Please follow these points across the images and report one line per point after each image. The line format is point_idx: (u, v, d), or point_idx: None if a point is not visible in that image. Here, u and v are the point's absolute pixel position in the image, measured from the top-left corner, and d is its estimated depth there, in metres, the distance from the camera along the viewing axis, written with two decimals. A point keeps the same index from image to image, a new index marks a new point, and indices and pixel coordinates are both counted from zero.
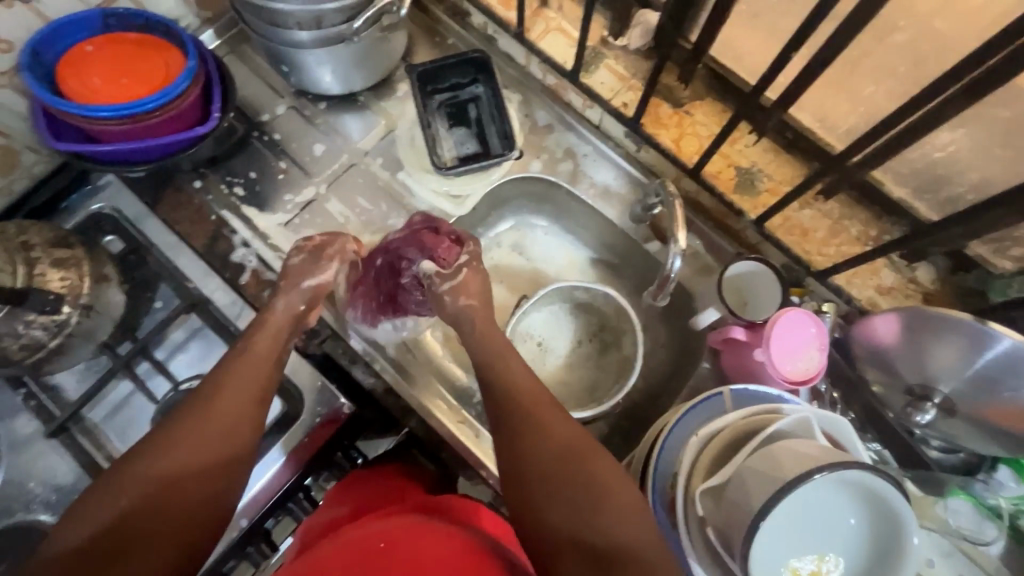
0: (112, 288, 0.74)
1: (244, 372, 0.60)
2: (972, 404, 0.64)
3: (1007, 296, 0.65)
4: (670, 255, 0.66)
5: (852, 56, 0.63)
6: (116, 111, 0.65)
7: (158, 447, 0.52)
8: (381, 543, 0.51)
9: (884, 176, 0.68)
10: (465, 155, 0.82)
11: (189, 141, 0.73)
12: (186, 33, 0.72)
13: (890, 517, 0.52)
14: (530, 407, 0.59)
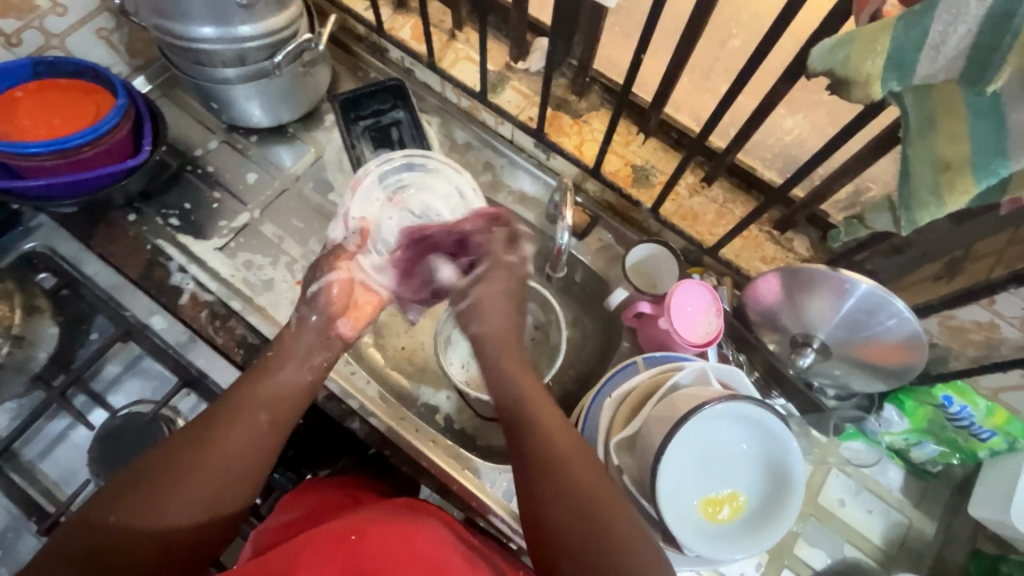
0: (46, 320, 0.78)
1: (253, 406, 0.62)
2: (846, 345, 0.72)
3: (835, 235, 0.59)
4: (560, 230, 0.74)
5: (705, 63, 0.79)
6: (45, 147, 0.70)
7: (155, 478, 0.55)
8: (352, 535, 0.56)
9: (753, 161, 0.79)
10: None
11: (121, 174, 0.78)
12: (115, 76, 0.78)
13: (776, 441, 0.59)
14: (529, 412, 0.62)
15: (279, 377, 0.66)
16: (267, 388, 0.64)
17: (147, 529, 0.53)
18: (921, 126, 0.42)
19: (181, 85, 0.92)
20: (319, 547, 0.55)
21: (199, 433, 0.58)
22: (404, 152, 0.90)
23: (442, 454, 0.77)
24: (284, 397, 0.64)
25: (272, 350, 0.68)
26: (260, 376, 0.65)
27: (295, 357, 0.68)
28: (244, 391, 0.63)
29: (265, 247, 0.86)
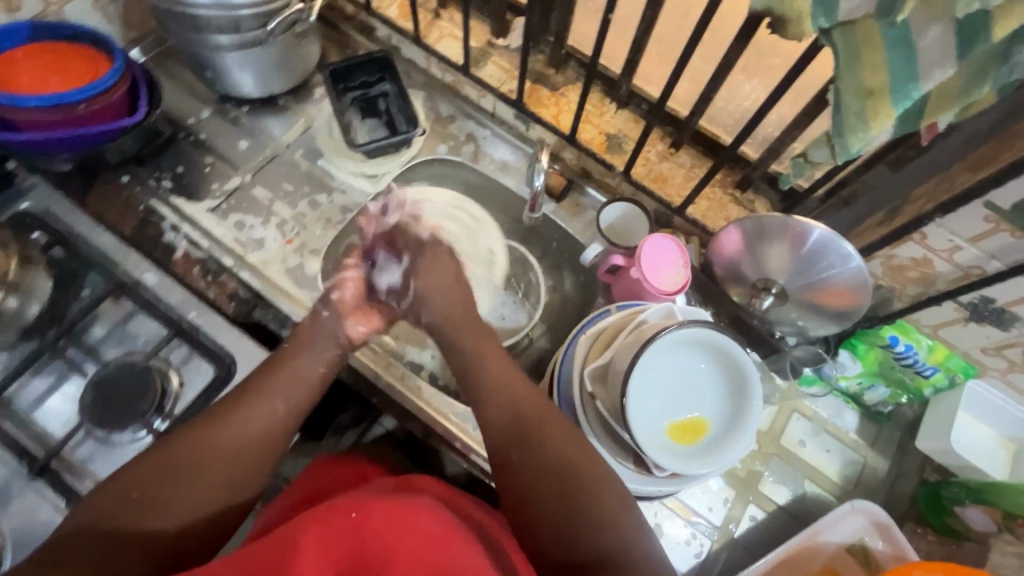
0: (40, 272, 0.79)
1: (269, 397, 0.65)
2: (799, 287, 0.78)
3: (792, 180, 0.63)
4: (536, 173, 0.81)
5: (671, 34, 0.82)
6: (44, 101, 0.72)
7: (171, 451, 0.58)
8: (352, 514, 0.52)
9: (716, 129, 0.86)
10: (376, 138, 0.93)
11: (117, 134, 0.80)
12: (111, 39, 0.81)
13: (737, 368, 0.64)
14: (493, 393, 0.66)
15: (296, 364, 0.68)
16: (280, 379, 0.66)
17: (159, 514, 0.55)
18: (851, 58, 0.48)
19: (174, 58, 0.96)
20: (320, 523, 0.51)
21: (212, 419, 0.61)
22: (392, 121, 0.95)
23: (428, 400, 0.80)
24: (300, 384, 0.67)
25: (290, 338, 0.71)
26: (277, 364, 0.68)
27: (309, 352, 0.70)
28: (264, 373, 0.67)
29: (255, 209, 0.90)
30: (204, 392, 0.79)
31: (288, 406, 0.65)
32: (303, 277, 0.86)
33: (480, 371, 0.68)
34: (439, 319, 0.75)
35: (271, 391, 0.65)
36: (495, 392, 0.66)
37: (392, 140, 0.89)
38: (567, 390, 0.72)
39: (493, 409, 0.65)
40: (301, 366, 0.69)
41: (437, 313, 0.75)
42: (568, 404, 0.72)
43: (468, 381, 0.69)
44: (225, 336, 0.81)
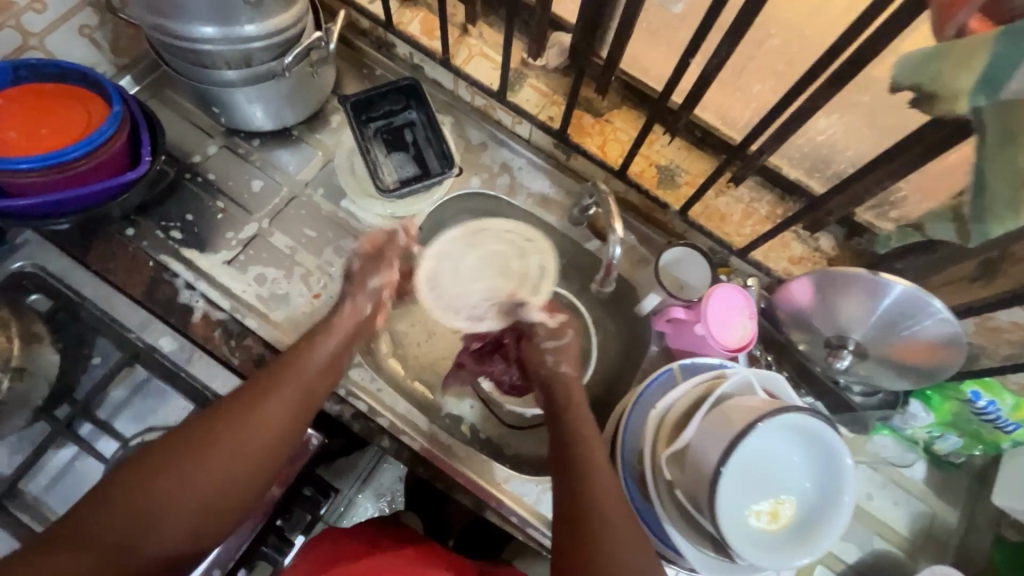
0: (45, 348, 0.71)
1: (281, 393, 0.64)
2: (879, 345, 0.73)
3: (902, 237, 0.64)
4: (612, 244, 0.71)
5: (739, 61, 0.73)
6: (38, 162, 0.64)
7: (182, 447, 0.57)
8: None
9: (781, 161, 0.79)
10: (406, 178, 0.84)
11: (120, 188, 0.72)
12: (105, 78, 0.71)
13: (829, 452, 0.59)
14: (590, 468, 0.61)
15: (305, 368, 0.67)
16: (290, 384, 0.65)
17: (170, 512, 0.55)
18: (1001, 141, 0.41)
19: (172, 86, 0.86)
20: None
21: (225, 415, 0.60)
22: (421, 155, 0.86)
23: (479, 468, 0.75)
24: (309, 389, 0.66)
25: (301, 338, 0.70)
26: (288, 365, 0.66)
27: (321, 343, 0.69)
28: (276, 367, 0.66)
29: (276, 259, 0.82)
30: None
31: (294, 409, 0.64)
32: None
33: (586, 442, 0.64)
34: (568, 376, 0.73)
35: (284, 388, 0.64)
36: (589, 463, 0.62)
37: (424, 183, 0.82)
38: (632, 464, 0.69)
39: (581, 485, 0.60)
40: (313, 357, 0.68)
41: (560, 374, 0.73)
42: (635, 478, 0.68)
43: (562, 448, 0.66)
44: None
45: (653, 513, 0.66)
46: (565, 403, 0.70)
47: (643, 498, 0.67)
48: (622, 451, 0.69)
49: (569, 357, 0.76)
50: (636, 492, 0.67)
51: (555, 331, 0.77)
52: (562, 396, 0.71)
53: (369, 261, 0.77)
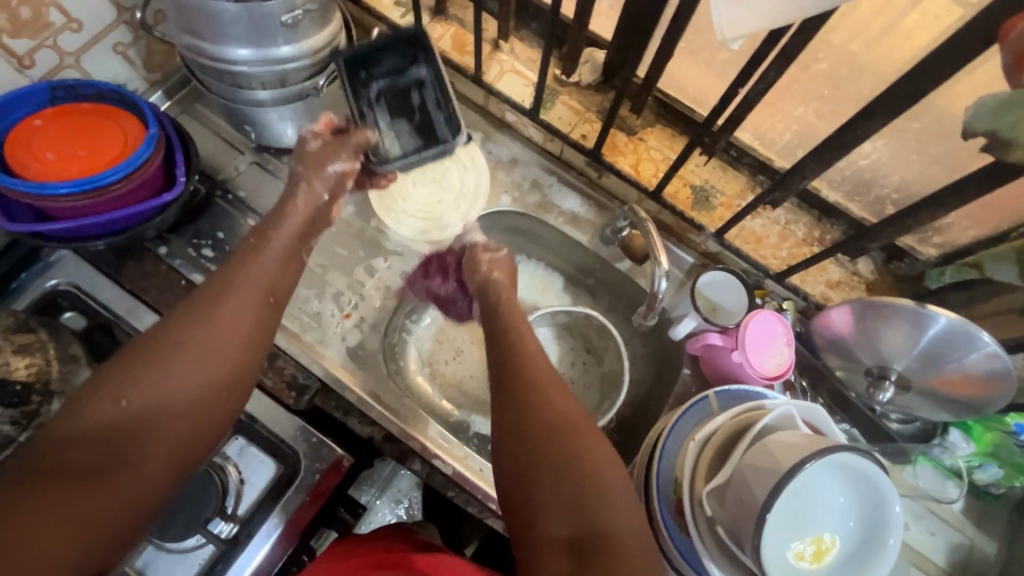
0: (83, 369, 0.70)
1: (226, 315, 0.58)
2: (922, 376, 0.71)
3: (942, 281, 0.72)
4: (656, 277, 0.71)
5: (783, 84, 0.72)
6: (77, 187, 0.65)
7: (125, 371, 0.51)
8: None
9: (820, 183, 0.78)
10: (408, 149, 0.76)
11: (154, 210, 0.74)
12: (140, 96, 0.71)
13: (873, 491, 0.58)
14: (534, 399, 0.59)
15: (232, 299, 0.59)
16: (215, 319, 0.57)
17: (116, 442, 0.48)
18: None
19: (203, 101, 0.86)
20: None
21: (164, 341, 0.54)
22: (428, 122, 0.77)
23: None
24: (242, 325, 0.58)
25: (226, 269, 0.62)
26: (211, 300, 0.58)
27: (266, 265, 0.64)
28: (214, 285, 0.60)
29: (307, 278, 0.81)
30: (268, 493, 0.73)
31: (234, 342, 0.57)
32: (366, 357, 0.79)
33: (532, 368, 0.62)
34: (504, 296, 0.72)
35: (227, 308, 0.58)
36: (534, 406, 0.58)
37: (427, 153, 0.73)
38: (669, 495, 0.68)
39: (523, 415, 0.58)
40: (261, 267, 0.63)
41: (501, 300, 0.72)
42: (671, 508, 0.68)
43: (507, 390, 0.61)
44: (287, 430, 0.74)
45: (688, 544, 0.66)
46: (504, 358, 0.64)
47: (679, 528, 0.67)
48: (658, 480, 0.69)
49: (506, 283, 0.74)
50: (673, 522, 0.67)
51: (493, 244, 0.78)
52: (508, 336, 0.66)
53: (335, 142, 0.74)
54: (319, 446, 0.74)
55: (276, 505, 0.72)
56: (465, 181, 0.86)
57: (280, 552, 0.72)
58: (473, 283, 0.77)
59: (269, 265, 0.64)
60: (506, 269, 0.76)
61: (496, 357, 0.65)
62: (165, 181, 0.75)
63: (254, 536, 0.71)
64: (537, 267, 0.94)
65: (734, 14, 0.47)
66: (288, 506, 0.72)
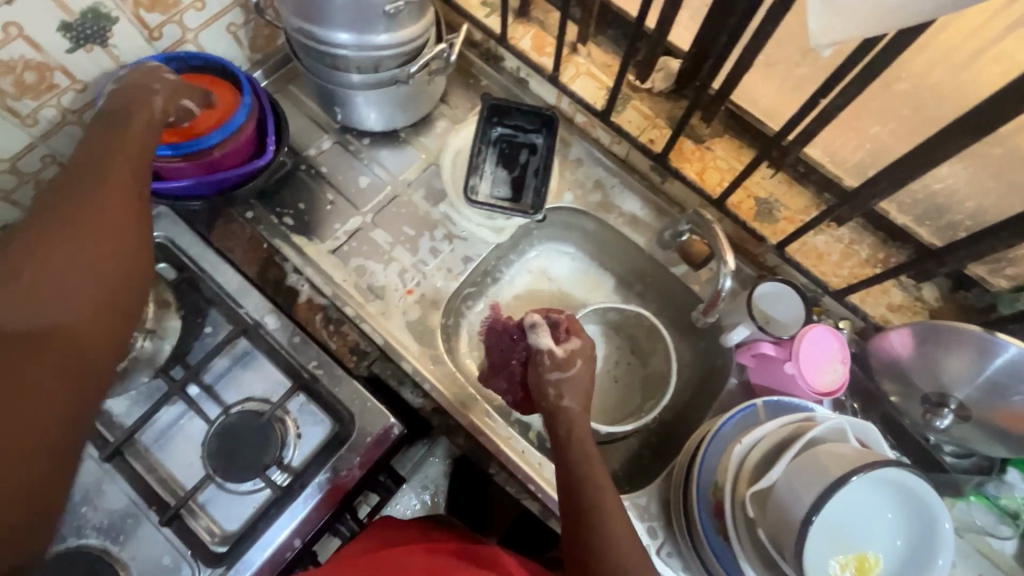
0: (171, 314, 0.79)
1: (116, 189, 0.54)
2: (984, 408, 0.70)
3: (1016, 307, 0.71)
4: (721, 274, 0.73)
5: (860, 103, 0.72)
6: (176, 149, 0.73)
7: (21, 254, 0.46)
8: None
9: (889, 206, 0.78)
10: (496, 197, 0.89)
11: (245, 175, 0.82)
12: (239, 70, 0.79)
13: (924, 512, 0.57)
14: (586, 461, 0.65)
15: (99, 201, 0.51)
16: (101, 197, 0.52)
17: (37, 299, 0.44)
18: None
19: (297, 83, 0.92)
20: None
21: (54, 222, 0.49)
22: (522, 181, 0.90)
23: (549, 476, 0.77)
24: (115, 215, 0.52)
25: (78, 181, 0.53)
26: (81, 226, 0.49)
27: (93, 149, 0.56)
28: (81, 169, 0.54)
29: (376, 253, 0.86)
30: (321, 448, 0.77)
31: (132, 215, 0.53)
32: (423, 332, 0.83)
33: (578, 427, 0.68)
34: (558, 393, 0.71)
35: (105, 181, 0.54)
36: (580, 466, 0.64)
37: (507, 208, 0.84)
38: (709, 497, 0.69)
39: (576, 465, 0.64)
40: (118, 146, 0.57)
41: (562, 408, 0.70)
42: (709, 510, 0.69)
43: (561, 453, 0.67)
44: (345, 392, 0.78)
45: (723, 547, 0.67)
46: (565, 436, 0.68)
47: (716, 530, 0.68)
48: (698, 481, 0.70)
49: (576, 390, 0.72)
50: (710, 524, 0.68)
51: (566, 362, 0.73)
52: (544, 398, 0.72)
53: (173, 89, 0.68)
54: (372, 411, 0.78)
55: (328, 460, 0.76)
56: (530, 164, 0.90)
57: (319, 515, 0.74)
58: (539, 394, 0.73)
59: (118, 169, 0.56)
60: (578, 400, 0.71)
61: (563, 435, 0.68)
62: (257, 147, 0.83)
63: (301, 494, 0.74)
64: (589, 265, 0.98)
65: (830, 19, 0.49)
66: (338, 464, 0.76)
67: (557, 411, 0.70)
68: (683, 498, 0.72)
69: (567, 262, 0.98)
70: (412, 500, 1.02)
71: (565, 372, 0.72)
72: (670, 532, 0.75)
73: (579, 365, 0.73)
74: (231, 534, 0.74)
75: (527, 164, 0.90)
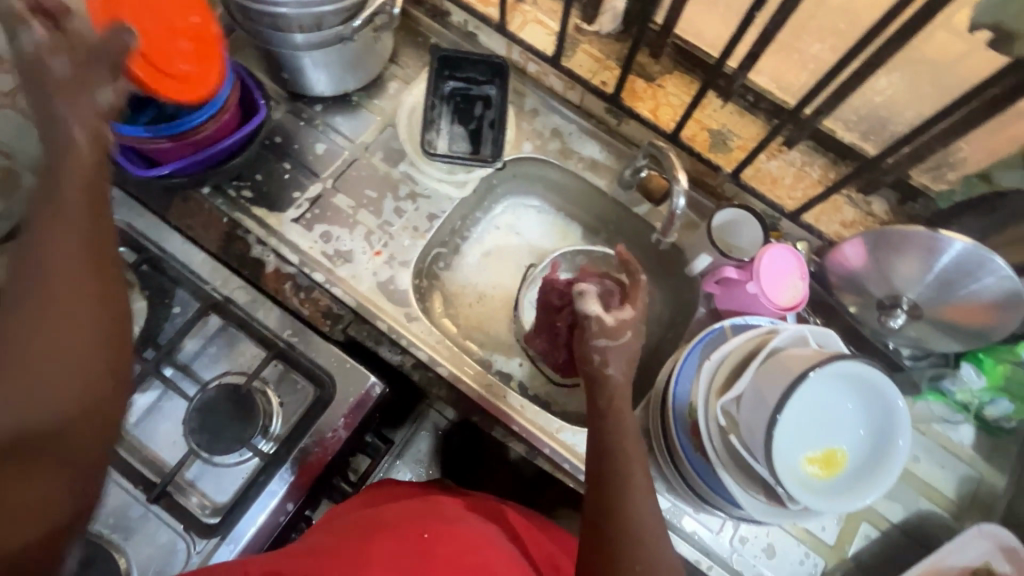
0: (135, 295, 0.77)
1: (52, 249, 0.41)
2: (934, 306, 0.73)
3: (952, 201, 0.74)
4: (675, 194, 0.74)
5: (799, 21, 0.74)
6: (169, 131, 0.71)
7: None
8: (425, 536, 0.62)
9: (835, 125, 0.80)
10: (454, 150, 0.89)
11: (234, 147, 0.81)
12: None
13: (881, 399, 0.61)
14: (618, 426, 0.63)
15: (51, 281, 0.40)
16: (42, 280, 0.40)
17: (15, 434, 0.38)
18: None
19: (242, 52, 0.90)
20: (399, 533, 0.63)
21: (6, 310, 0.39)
22: (478, 133, 0.90)
23: (532, 418, 0.79)
24: (77, 304, 0.40)
25: (3, 301, 0.39)
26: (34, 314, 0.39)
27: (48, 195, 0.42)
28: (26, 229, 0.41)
29: (340, 218, 0.86)
30: (308, 412, 0.78)
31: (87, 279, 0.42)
32: (395, 292, 0.83)
33: (614, 393, 0.65)
34: (600, 361, 0.67)
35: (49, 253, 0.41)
36: (607, 426, 0.63)
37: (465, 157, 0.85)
38: (685, 417, 0.72)
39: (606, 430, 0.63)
40: (75, 159, 0.44)
41: (603, 377, 0.66)
42: (686, 428, 0.71)
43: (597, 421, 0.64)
44: (323, 356, 0.79)
45: (701, 460, 0.70)
46: (610, 406, 0.65)
47: (693, 446, 0.71)
48: (674, 402, 0.72)
49: (618, 357, 0.67)
50: (687, 441, 0.71)
51: (614, 330, 0.67)
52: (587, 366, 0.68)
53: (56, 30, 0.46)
54: (352, 371, 0.78)
55: (316, 421, 0.76)
56: (486, 116, 0.90)
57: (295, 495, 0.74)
58: (582, 363, 0.69)
59: (71, 245, 0.41)
60: (621, 368, 0.67)
61: (598, 401, 0.65)
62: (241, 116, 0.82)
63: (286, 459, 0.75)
64: (556, 216, 0.99)
65: None
66: (325, 426, 0.76)
67: (600, 382, 0.66)
68: (661, 421, 0.74)
69: (533, 215, 0.99)
70: (407, 475, 1.03)
71: (608, 338, 0.67)
72: (652, 457, 0.77)
73: (630, 334, 0.68)
74: (223, 505, 0.74)
75: (482, 116, 0.90)
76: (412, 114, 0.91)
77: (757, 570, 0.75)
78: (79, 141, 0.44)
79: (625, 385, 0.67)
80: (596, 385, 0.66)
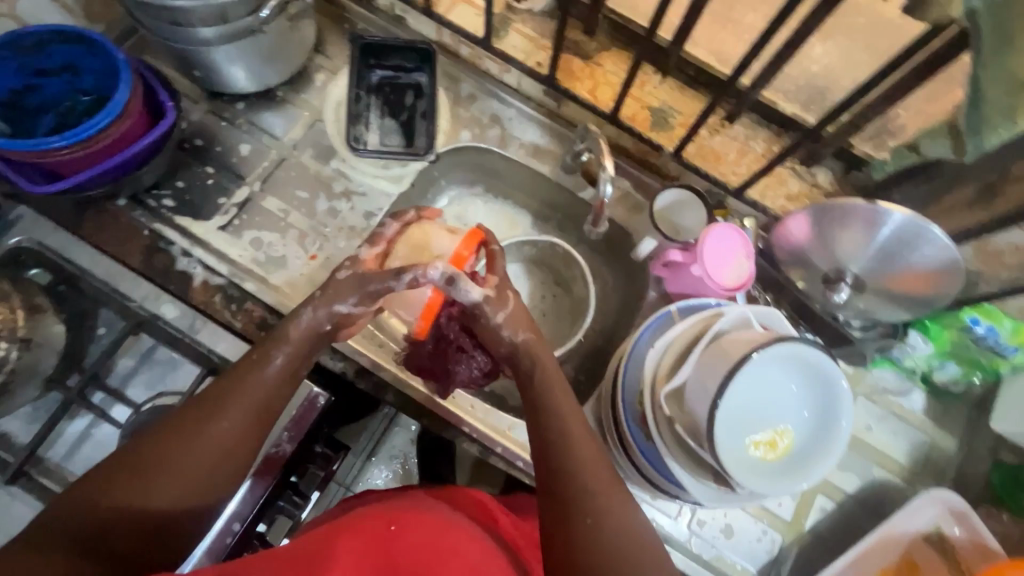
0: (50, 319, 0.71)
1: (229, 416, 0.57)
2: (876, 277, 0.73)
3: (885, 171, 0.73)
4: (601, 182, 0.72)
5: None
6: (69, 139, 0.66)
7: (166, 441, 0.54)
8: (389, 526, 0.52)
9: (776, 96, 0.78)
10: (386, 144, 0.86)
11: (147, 149, 0.75)
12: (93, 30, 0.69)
13: (823, 376, 0.60)
14: (556, 407, 0.61)
15: (202, 462, 0.55)
16: (198, 445, 0.55)
17: (147, 505, 0.52)
18: (1001, 42, 0.49)
19: (152, 50, 0.84)
20: (358, 532, 0.51)
21: (199, 412, 0.56)
22: (411, 124, 0.87)
23: (481, 418, 0.77)
24: (209, 481, 0.55)
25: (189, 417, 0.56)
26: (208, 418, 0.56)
27: (244, 392, 0.59)
28: (216, 392, 0.58)
29: (270, 223, 0.82)
30: None
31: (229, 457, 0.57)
32: None
33: (544, 373, 0.64)
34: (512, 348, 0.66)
35: (238, 400, 0.58)
36: (543, 409, 0.61)
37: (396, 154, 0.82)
38: (635, 407, 0.70)
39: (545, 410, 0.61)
40: (264, 374, 0.61)
41: (519, 346, 0.66)
42: (635, 417, 0.70)
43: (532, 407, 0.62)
44: None
45: (652, 450, 0.68)
46: (545, 405, 0.62)
47: (643, 436, 0.69)
48: (623, 393, 0.70)
49: (521, 320, 0.67)
50: (637, 432, 0.69)
51: (499, 299, 0.67)
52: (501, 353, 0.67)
53: None
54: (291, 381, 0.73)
55: None
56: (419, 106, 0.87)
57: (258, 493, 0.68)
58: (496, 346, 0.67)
59: (227, 447, 0.56)
60: (527, 328, 0.67)
61: (536, 401, 0.62)
62: (151, 117, 0.76)
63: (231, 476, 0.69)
64: (505, 205, 0.95)
65: None
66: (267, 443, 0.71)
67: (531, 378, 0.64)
68: (611, 411, 0.73)
69: (481, 207, 0.94)
70: (382, 473, 1.00)
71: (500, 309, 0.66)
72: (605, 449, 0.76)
73: (510, 295, 0.68)
74: None
75: (414, 105, 0.86)
76: (337, 106, 0.86)
77: (717, 552, 0.75)
78: (270, 377, 0.61)
79: (546, 355, 0.66)
80: (527, 374, 0.65)
